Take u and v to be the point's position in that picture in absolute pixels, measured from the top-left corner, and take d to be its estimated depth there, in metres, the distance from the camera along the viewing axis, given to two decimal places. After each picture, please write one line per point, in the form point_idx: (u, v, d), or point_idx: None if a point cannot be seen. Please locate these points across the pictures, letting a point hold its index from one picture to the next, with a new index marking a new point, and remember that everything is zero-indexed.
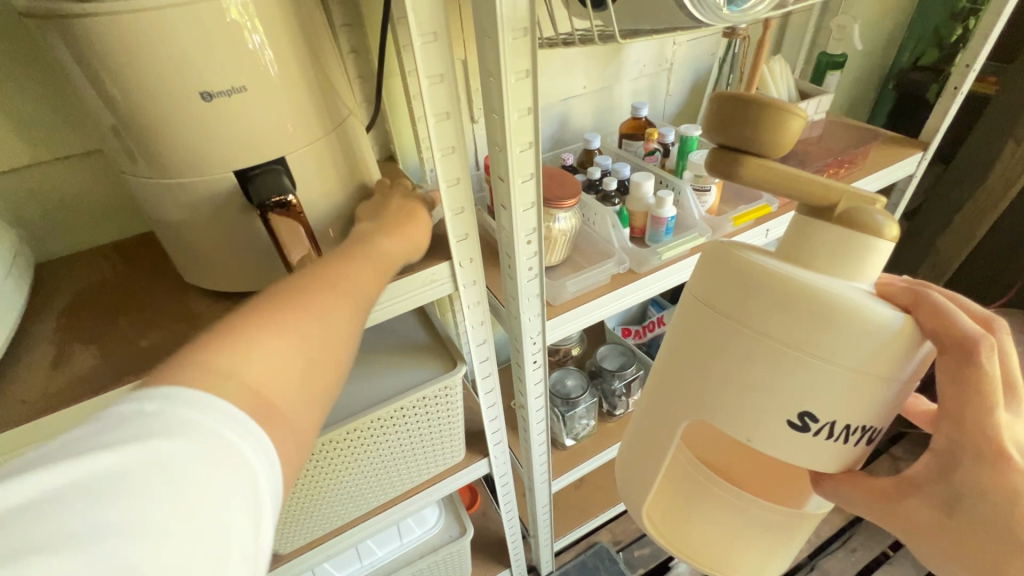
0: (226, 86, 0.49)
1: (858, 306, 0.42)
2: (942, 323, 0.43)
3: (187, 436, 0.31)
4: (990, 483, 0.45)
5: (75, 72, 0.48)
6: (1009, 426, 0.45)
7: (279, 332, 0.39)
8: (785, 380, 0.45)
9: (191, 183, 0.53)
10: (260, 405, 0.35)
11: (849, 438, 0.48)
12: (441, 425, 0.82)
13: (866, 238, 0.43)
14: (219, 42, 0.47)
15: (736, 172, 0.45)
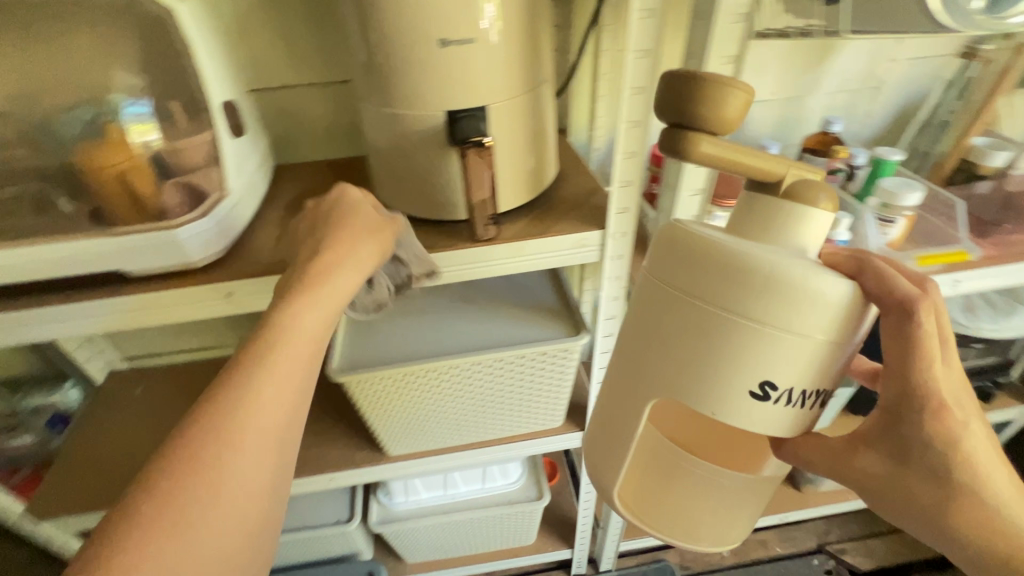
0: (460, 36, 0.57)
1: (806, 274, 0.41)
2: (884, 285, 0.44)
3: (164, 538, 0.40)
4: (940, 435, 0.47)
5: (350, 11, 0.60)
6: (946, 380, 0.47)
7: (213, 439, 0.44)
8: (750, 355, 0.44)
9: (410, 116, 0.62)
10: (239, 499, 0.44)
11: (805, 403, 0.47)
12: (552, 385, 0.86)
13: (803, 206, 0.44)
14: (463, 4, 0.55)
15: (685, 148, 0.43)
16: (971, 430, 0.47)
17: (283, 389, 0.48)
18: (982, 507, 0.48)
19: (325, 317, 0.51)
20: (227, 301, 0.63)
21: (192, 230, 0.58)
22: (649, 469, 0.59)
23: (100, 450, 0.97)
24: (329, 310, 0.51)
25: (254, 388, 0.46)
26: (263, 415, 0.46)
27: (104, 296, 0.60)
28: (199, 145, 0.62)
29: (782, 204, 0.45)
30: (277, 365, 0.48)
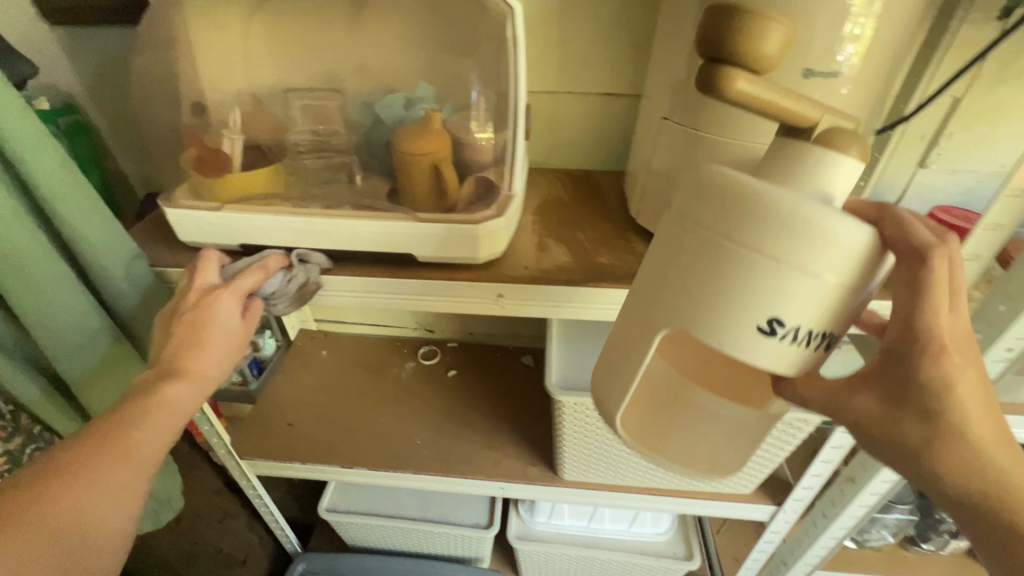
0: (827, 68, 0.51)
1: (826, 213, 0.33)
2: (904, 233, 0.36)
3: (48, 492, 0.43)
4: (949, 381, 0.39)
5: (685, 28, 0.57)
6: (952, 325, 0.39)
7: (51, 496, 0.43)
8: (753, 301, 0.35)
9: (725, 143, 0.57)
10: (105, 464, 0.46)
11: (814, 345, 0.37)
12: (773, 453, 0.77)
13: (833, 147, 0.35)
14: (838, 34, 0.49)
15: (721, 85, 0.34)
16: (970, 380, 0.39)
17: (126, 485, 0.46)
18: (991, 468, 0.41)
19: (175, 417, 0.50)
20: (496, 302, 0.62)
21: (490, 227, 0.57)
22: (651, 401, 0.50)
23: (290, 405, 1.03)
24: (175, 403, 0.50)
25: (98, 471, 0.45)
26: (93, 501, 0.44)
27: (386, 275, 0.60)
28: (497, 144, 0.61)
29: (809, 146, 0.35)
30: (125, 456, 0.46)
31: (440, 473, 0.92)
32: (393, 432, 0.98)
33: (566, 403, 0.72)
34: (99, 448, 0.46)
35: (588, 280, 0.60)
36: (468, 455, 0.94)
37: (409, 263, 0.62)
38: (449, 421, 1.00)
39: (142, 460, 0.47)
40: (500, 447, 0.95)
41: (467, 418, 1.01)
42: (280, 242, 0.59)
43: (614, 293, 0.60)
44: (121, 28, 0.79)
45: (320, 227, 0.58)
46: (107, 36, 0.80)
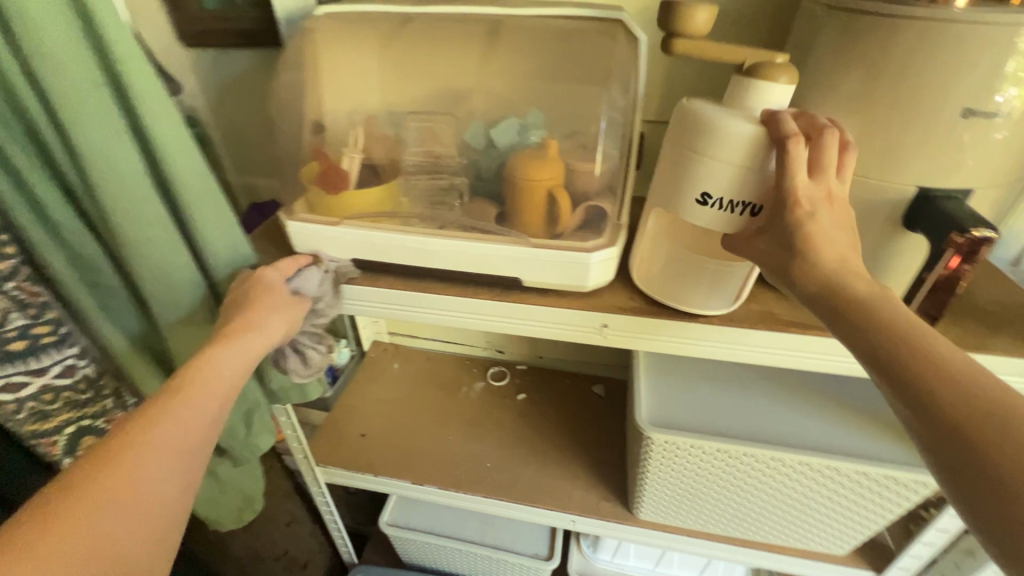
0: (991, 108, 0.47)
1: (720, 116, 0.47)
2: (771, 125, 0.45)
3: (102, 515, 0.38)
4: (824, 250, 0.44)
5: (818, 62, 0.54)
6: (806, 191, 0.44)
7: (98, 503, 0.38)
8: (684, 181, 0.50)
9: (857, 182, 0.54)
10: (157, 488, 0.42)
11: (734, 211, 0.49)
12: (882, 517, 0.69)
13: (756, 77, 0.48)
14: (1004, 72, 0.45)
15: (671, 49, 0.52)
16: (825, 233, 0.44)
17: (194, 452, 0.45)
18: (978, 389, 0.34)
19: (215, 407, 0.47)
20: (599, 332, 0.60)
21: (603, 256, 0.56)
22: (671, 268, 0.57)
23: (363, 416, 1.05)
24: (230, 369, 0.49)
25: (165, 436, 0.43)
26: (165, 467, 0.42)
27: (490, 297, 0.61)
28: (609, 169, 0.59)
29: (738, 78, 0.49)
30: (191, 419, 0.45)
31: (510, 499, 0.90)
32: (463, 452, 0.98)
33: (656, 440, 0.68)
34: (163, 411, 0.43)
35: (697, 316, 0.58)
36: (539, 484, 0.92)
37: (512, 287, 0.61)
38: (519, 446, 0.99)
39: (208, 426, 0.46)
40: (572, 478, 0.92)
41: (537, 444, 0.99)
42: (391, 259, 0.61)
43: (725, 332, 0.58)
44: (245, 49, 0.84)
45: (430, 247, 0.59)
46: (231, 56, 0.86)
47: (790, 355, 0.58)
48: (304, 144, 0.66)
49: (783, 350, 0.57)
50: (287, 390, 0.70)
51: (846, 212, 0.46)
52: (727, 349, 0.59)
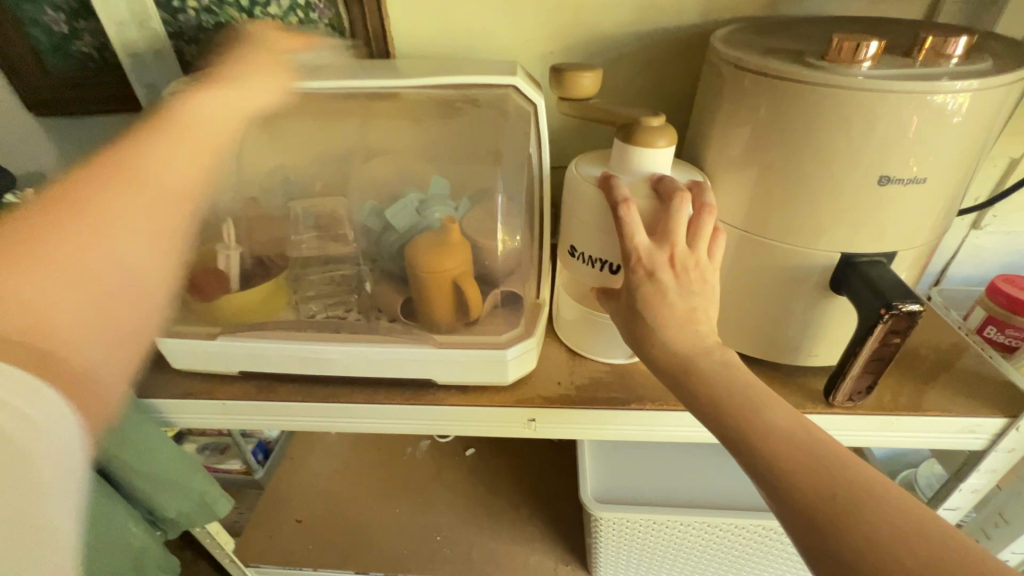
0: (908, 174, 0.45)
1: (575, 175, 0.51)
2: (610, 187, 0.47)
3: (62, 269, 0.35)
4: (665, 320, 0.42)
5: (734, 122, 0.50)
6: (649, 251, 0.44)
7: (71, 261, 0.36)
8: (562, 233, 0.55)
9: (781, 250, 0.51)
10: (105, 280, 0.37)
11: (595, 266, 0.52)
12: None
13: (630, 145, 0.49)
14: (924, 133, 0.43)
15: (568, 112, 0.53)
16: (679, 294, 0.42)
17: (158, 228, 0.41)
18: (843, 482, 0.32)
19: (194, 179, 0.44)
20: (526, 426, 0.55)
21: (520, 349, 0.51)
22: (568, 323, 0.58)
23: (298, 495, 0.96)
24: (200, 140, 0.45)
25: (122, 205, 0.39)
26: (125, 236, 0.38)
27: (403, 400, 0.54)
28: (518, 251, 0.55)
29: (613, 144, 0.50)
30: (149, 197, 0.40)
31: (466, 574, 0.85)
32: (413, 526, 0.91)
33: (605, 518, 0.63)
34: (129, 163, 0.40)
35: (631, 400, 0.54)
36: (496, 553, 0.87)
37: (427, 386, 0.55)
38: (472, 509, 0.93)
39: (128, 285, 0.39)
40: (529, 542, 0.88)
41: (491, 506, 0.94)
42: (283, 368, 0.53)
43: (663, 416, 0.54)
44: (107, 116, 0.73)
45: (328, 356, 0.52)
46: (91, 124, 0.74)
47: None
48: None
49: None
50: (186, 515, 0.63)
51: (699, 282, 0.43)
52: (666, 431, 0.55)
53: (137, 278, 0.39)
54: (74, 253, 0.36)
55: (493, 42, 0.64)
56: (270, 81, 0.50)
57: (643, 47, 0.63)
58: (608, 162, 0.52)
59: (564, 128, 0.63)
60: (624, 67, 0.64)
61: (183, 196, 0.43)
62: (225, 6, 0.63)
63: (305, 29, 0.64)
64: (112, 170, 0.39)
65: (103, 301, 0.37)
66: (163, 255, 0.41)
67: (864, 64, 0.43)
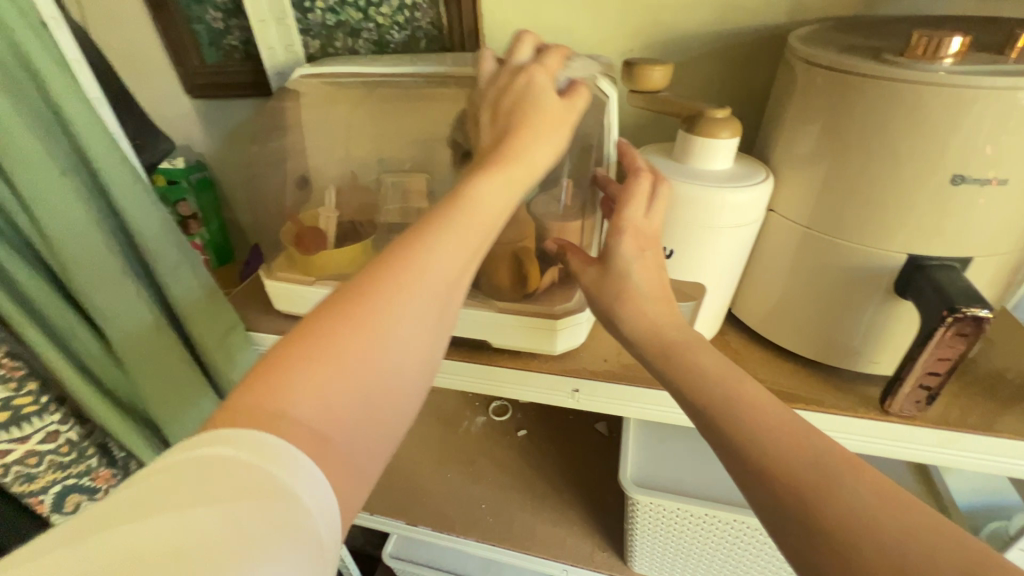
0: (987, 176, 0.44)
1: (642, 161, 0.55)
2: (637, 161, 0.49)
3: (357, 344, 0.32)
4: (648, 288, 0.45)
5: (805, 118, 0.51)
6: (646, 225, 0.47)
7: (351, 342, 0.32)
8: None
9: (845, 249, 0.51)
10: (379, 372, 0.33)
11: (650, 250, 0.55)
12: None
13: (694, 136, 0.51)
14: (1006, 133, 0.42)
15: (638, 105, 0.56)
16: (646, 264, 0.45)
17: (431, 305, 0.35)
18: (816, 457, 0.33)
19: (473, 240, 0.38)
20: (569, 395, 0.59)
21: (570, 320, 0.55)
22: None
23: None
24: (487, 207, 0.39)
25: (388, 284, 0.34)
26: (405, 312, 0.34)
27: (460, 357, 0.60)
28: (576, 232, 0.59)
29: (678, 134, 0.53)
30: (417, 287, 0.34)
31: (507, 544, 0.89)
32: (463, 493, 0.97)
33: (640, 502, 0.65)
34: (429, 232, 0.36)
35: None
36: (537, 529, 0.91)
37: (482, 348, 0.61)
38: (518, 485, 0.97)
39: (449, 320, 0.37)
40: (570, 525, 0.91)
41: (538, 485, 0.97)
42: None
43: None
44: (245, 100, 0.87)
45: None
46: (232, 106, 0.88)
47: None
48: (289, 199, 0.68)
49: None
50: None
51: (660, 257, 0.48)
52: None
53: (386, 368, 0.33)
54: (358, 337, 0.32)
55: (575, 40, 0.69)
56: (548, 145, 0.43)
57: (722, 45, 0.64)
58: (673, 152, 0.55)
59: (635, 120, 0.66)
60: (700, 64, 0.65)
61: (449, 287, 0.36)
62: (345, 7, 0.73)
63: (409, 26, 0.72)
64: (404, 262, 0.35)
65: (382, 384, 0.33)
66: (427, 335, 0.35)
67: (945, 61, 0.43)
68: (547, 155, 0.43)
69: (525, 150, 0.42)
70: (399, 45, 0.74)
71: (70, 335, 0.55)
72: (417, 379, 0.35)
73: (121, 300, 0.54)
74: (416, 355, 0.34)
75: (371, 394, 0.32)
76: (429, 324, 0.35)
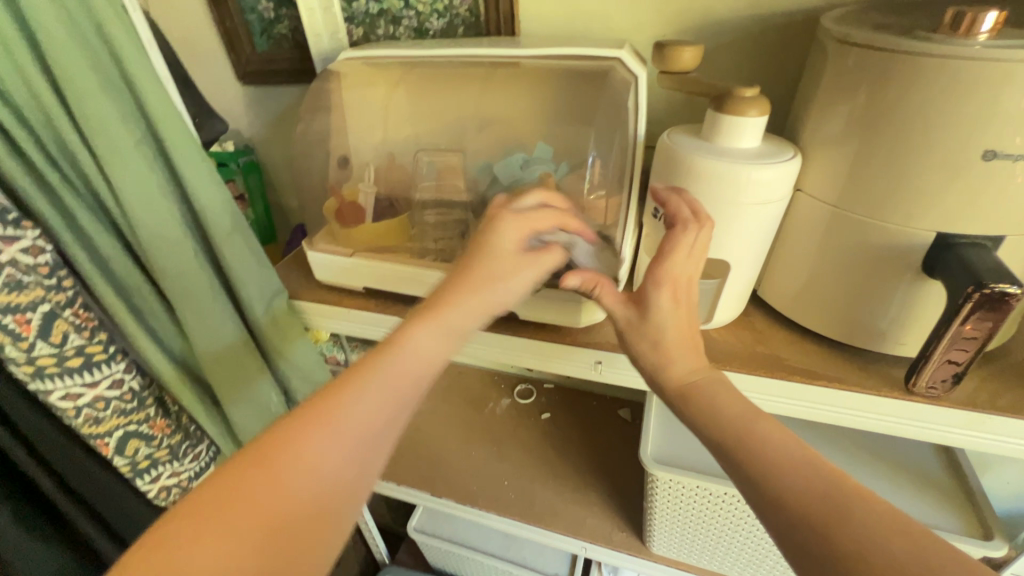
0: (1020, 152, 0.43)
1: (673, 141, 0.55)
2: (679, 212, 0.49)
3: (260, 499, 0.33)
4: (679, 334, 0.46)
5: (834, 96, 0.51)
6: (685, 278, 0.47)
7: (249, 502, 0.33)
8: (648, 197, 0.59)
9: (873, 228, 0.51)
10: (283, 528, 0.33)
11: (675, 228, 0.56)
12: None
13: (722, 115, 0.52)
14: None
15: (668, 85, 0.57)
16: (676, 313, 0.46)
17: (347, 460, 0.36)
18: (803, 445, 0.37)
19: (402, 388, 0.39)
20: (591, 367, 0.61)
21: (595, 291, 0.56)
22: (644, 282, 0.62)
23: None
24: (420, 352, 0.41)
25: (300, 437, 0.35)
26: (317, 464, 0.35)
27: (487, 327, 0.63)
28: (603, 209, 0.61)
29: (706, 113, 0.54)
30: (336, 441, 0.36)
31: (528, 520, 0.92)
32: (485, 470, 1.00)
33: (658, 477, 0.66)
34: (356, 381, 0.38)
35: None
36: (557, 507, 0.93)
37: (508, 320, 0.63)
38: (540, 465, 1.00)
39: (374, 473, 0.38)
40: (589, 505, 0.93)
41: (559, 466, 0.99)
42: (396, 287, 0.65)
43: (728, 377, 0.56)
44: (291, 86, 0.91)
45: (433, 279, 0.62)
46: (279, 92, 0.93)
47: (805, 407, 0.57)
48: (331, 177, 0.72)
49: (796, 403, 0.57)
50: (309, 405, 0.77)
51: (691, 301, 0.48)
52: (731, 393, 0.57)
53: (292, 522, 0.34)
54: (263, 488, 0.33)
55: (607, 25, 0.70)
56: (526, 266, 0.45)
57: (754, 30, 0.64)
58: (700, 133, 0.56)
59: (664, 104, 0.67)
60: (733, 48, 0.66)
61: (372, 436, 0.37)
62: None
63: (448, 14, 0.75)
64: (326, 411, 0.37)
65: (284, 538, 0.33)
66: (341, 489, 0.36)
67: (980, 37, 0.43)
68: (520, 275, 0.45)
69: (475, 293, 0.43)
70: (438, 32, 0.77)
71: (133, 288, 0.60)
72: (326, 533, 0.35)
73: (177, 257, 0.58)
74: (326, 509, 0.35)
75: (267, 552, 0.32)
76: (344, 478, 0.36)
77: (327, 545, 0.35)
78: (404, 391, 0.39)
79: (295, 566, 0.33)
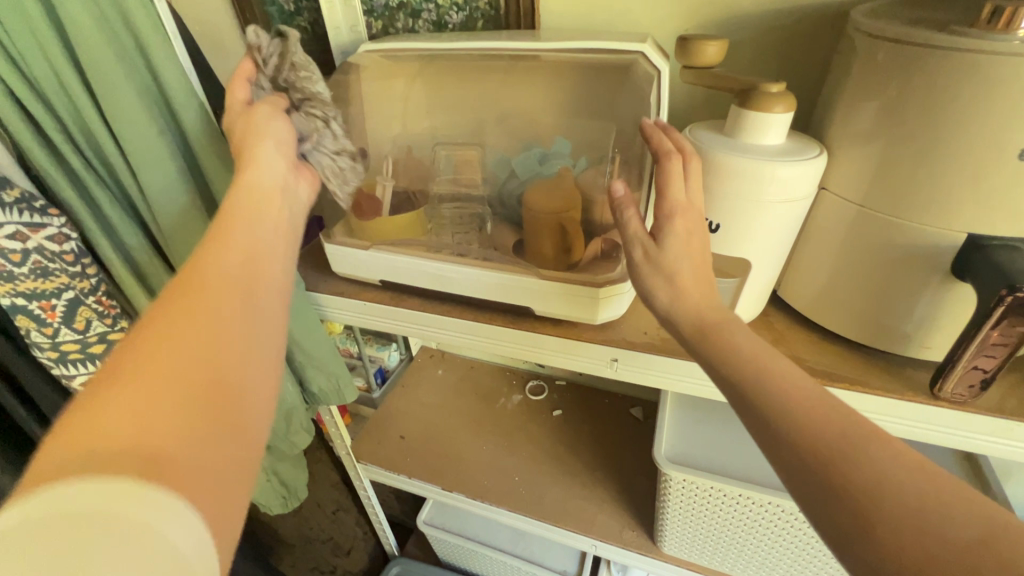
0: None
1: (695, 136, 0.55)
2: (657, 138, 0.48)
3: (140, 393, 0.32)
4: (697, 271, 0.44)
5: (863, 93, 0.50)
6: (688, 205, 0.46)
7: (122, 399, 0.32)
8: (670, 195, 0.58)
9: (903, 228, 0.50)
10: (192, 394, 0.33)
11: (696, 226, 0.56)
12: None
13: (748, 112, 0.51)
14: None
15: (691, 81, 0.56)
16: (685, 245, 0.44)
17: (228, 331, 0.37)
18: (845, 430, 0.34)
19: (247, 266, 0.41)
20: (607, 365, 0.60)
21: (612, 289, 0.56)
22: None
23: (403, 417, 1.10)
24: (254, 238, 0.44)
25: (163, 334, 0.35)
26: (198, 341, 0.35)
27: (502, 324, 0.63)
28: None
29: (731, 109, 0.53)
30: (204, 319, 0.37)
31: (537, 517, 0.91)
32: (496, 465, 1.00)
33: (672, 478, 0.66)
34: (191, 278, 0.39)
35: None
36: (567, 504, 0.93)
37: (523, 317, 0.63)
38: (550, 461, 0.99)
39: (263, 330, 0.40)
40: (600, 503, 0.92)
41: (569, 463, 0.99)
42: (411, 281, 0.65)
43: None
44: None
45: (449, 274, 0.62)
46: None
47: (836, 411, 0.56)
48: None
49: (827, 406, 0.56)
50: (324, 397, 0.78)
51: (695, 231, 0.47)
52: None
53: (201, 387, 0.34)
54: (148, 380, 0.33)
55: (629, 19, 0.70)
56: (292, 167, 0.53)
57: (780, 24, 0.63)
58: (723, 128, 0.55)
59: (686, 99, 0.66)
60: (757, 43, 0.65)
61: (239, 307, 0.39)
62: None
63: (467, 7, 0.75)
64: (175, 310, 0.36)
65: (199, 407, 0.33)
66: (235, 349, 0.37)
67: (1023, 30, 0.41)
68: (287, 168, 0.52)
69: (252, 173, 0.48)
70: (457, 26, 0.77)
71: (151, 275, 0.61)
72: (248, 386, 0.37)
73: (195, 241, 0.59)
74: (230, 367, 0.36)
75: (195, 427, 0.32)
76: (233, 342, 0.37)
77: (252, 401, 0.36)
78: (271, 267, 0.43)
79: (230, 419, 0.34)
